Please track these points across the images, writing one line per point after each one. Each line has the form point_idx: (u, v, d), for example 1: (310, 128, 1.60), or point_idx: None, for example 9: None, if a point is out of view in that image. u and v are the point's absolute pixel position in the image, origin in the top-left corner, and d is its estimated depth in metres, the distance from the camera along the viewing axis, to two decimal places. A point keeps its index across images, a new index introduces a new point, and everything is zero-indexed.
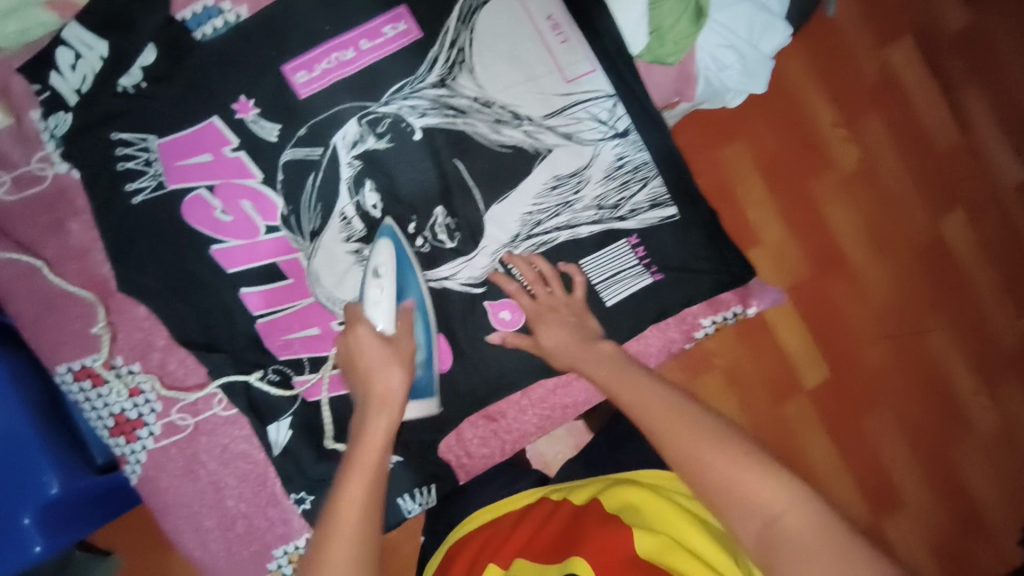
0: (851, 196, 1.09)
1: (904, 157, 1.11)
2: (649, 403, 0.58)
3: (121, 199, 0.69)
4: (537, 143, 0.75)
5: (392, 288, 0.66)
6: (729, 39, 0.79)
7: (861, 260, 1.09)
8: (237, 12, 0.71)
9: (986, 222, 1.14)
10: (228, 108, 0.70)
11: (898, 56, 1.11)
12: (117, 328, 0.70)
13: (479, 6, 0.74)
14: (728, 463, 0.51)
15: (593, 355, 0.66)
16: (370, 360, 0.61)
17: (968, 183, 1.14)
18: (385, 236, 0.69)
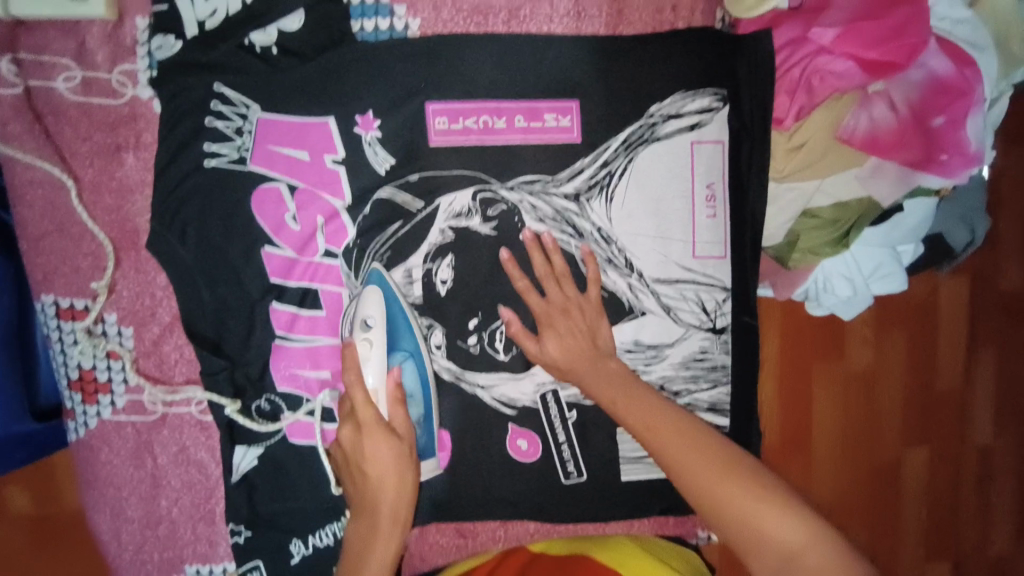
0: (842, 396, 0.99)
1: (909, 382, 1.02)
2: (659, 421, 0.58)
3: (194, 155, 0.61)
4: (635, 301, 0.67)
5: (381, 341, 0.61)
6: (850, 272, 0.77)
7: (822, 460, 0.99)
8: (408, 23, 0.62)
9: (944, 477, 1.05)
10: (350, 119, 0.62)
11: (949, 285, 1.01)
12: (124, 282, 0.63)
13: (651, 139, 0.65)
14: (732, 480, 0.52)
15: (601, 374, 0.63)
16: (383, 481, 0.60)
17: (946, 435, 1.05)
18: (372, 281, 0.62)
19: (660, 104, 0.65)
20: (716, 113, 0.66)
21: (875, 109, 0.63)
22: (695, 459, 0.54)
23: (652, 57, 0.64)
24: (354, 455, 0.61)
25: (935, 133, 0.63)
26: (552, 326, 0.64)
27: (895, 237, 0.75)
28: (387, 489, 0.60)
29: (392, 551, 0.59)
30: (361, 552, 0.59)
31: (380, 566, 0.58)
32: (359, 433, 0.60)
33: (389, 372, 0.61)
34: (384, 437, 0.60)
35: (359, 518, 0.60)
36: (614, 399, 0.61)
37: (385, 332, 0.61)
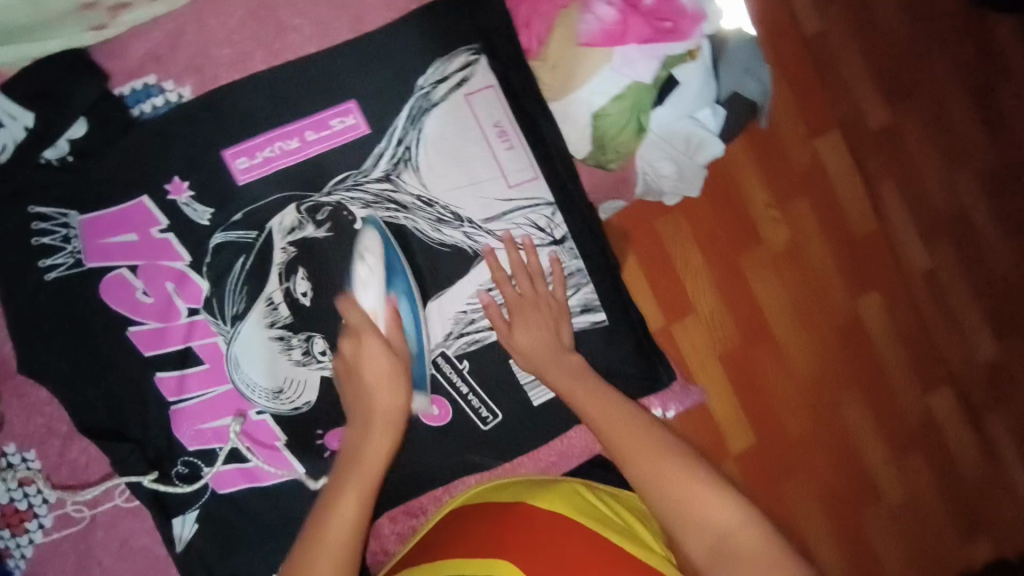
0: (776, 271, 1.25)
1: (830, 236, 1.28)
2: (612, 411, 0.67)
3: (34, 274, 0.66)
4: (476, 244, 0.74)
5: (380, 272, 0.70)
6: (668, 152, 0.85)
7: (784, 335, 1.26)
8: (180, 93, 0.68)
9: (899, 307, 1.32)
10: (160, 189, 0.68)
11: (826, 145, 1.27)
12: (13, 410, 0.67)
13: (430, 106, 0.73)
14: (669, 460, 0.61)
15: (558, 365, 0.71)
16: (376, 378, 0.68)
17: (885, 274, 1.31)
18: (372, 225, 0.71)
19: (425, 76, 0.72)
20: (476, 65, 0.73)
21: (597, 10, 0.73)
22: (636, 444, 0.63)
23: (403, 42, 0.72)
24: (354, 363, 0.68)
25: (650, 9, 0.76)
26: (525, 320, 0.73)
27: (685, 106, 0.82)
28: (381, 386, 0.68)
29: (384, 449, 0.66)
30: (358, 451, 0.66)
31: (377, 447, 0.66)
32: (360, 343, 0.68)
33: (387, 300, 0.70)
34: (382, 350, 0.68)
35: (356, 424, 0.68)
36: (573, 389, 0.69)
37: (383, 263, 0.71)
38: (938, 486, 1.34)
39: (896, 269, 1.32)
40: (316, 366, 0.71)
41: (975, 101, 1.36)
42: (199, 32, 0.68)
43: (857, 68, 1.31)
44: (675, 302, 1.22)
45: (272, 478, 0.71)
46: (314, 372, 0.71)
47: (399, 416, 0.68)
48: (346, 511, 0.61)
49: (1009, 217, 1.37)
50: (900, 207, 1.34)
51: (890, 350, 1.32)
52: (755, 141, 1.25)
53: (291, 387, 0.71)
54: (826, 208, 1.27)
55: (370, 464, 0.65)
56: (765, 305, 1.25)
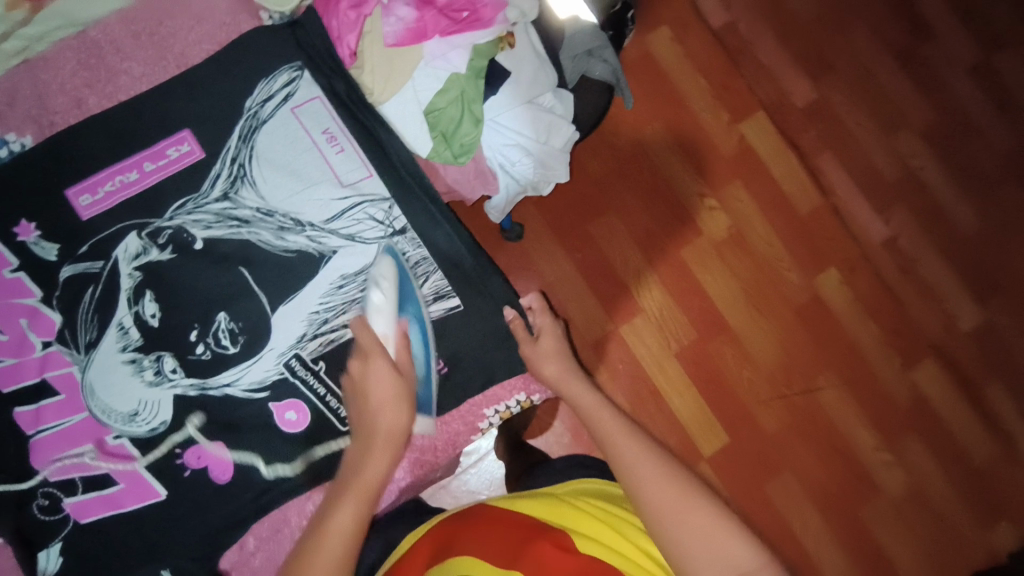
0: (723, 259, 1.23)
1: (770, 216, 1.25)
2: (626, 432, 0.68)
3: None
4: (322, 246, 0.76)
5: (393, 297, 0.72)
6: (515, 139, 0.84)
7: (743, 324, 1.21)
8: (23, 142, 0.74)
9: (858, 276, 1.26)
10: (10, 233, 0.73)
11: (750, 129, 1.27)
12: None
13: (260, 124, 0.77)
14: (659, 466, 0.64)
15: (578, 385, 0.76)
16: (381, 399, 0.67)
17: (834, 243, 1.26)
18: (387, 254, 0.75)
19: (251, 97, 0.77)
20: (298, 80, 0.78)
21: (397, 10, 0.77)
22: (638, 456, 0.65)
23: (226, 70, 0.77)
24: (360, 383, 0.68)
25: (449, 4, 0.78)
26: (550, 334, 0.80)
27: (522, 93, 0.83)
28: (387, 408, 0.67)
29: (383, 465, 0.65)
30: (358, 468, 0.65)
31: (373, 475, 0.65)
32: (367, 361, 0.68)
33: (398, 325, 0.72)
34: (390, 371, 0.68)
35: (352, 464, 0.66)
36: (595, 409, 0.72)
37: (396, 293, 0.73)
38: (940, 468, 1.22)
39: (845, 238, 1.26)
40: (167, 385, 0.72)
41: (897, 59, 1.33)
42: (35, 87, 0.75)
43: (763, 43, 1.30)
44: (625, 299, 1.19)
45: (136, 503, 0.71)
46: (166, 391, 0.72)
47: (398, 439, 0.67)
48: (341, 519, 0.61)
49: (955, 171, 1.31)
50: (840, 175, 1.29)
51: (859, 325, 1.24)
52: (670, 126, 1.24)
53: (145, 409, 0.72)
54: (754, 186, 1.25)
55: (367, 480, 0.64)
56: (709, 291, 1.21)
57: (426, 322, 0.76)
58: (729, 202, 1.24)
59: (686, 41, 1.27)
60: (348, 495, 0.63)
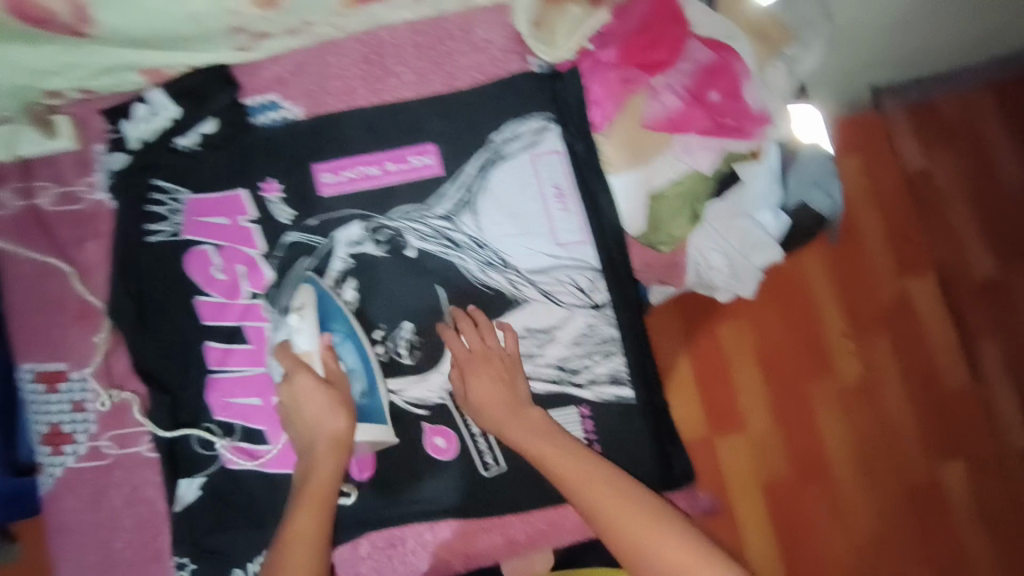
0: (847, 412, 1.07)
1: (910, 385, 1.08)
2: (556, 456, 0.65)
3: (140, 236, 0.78)
4: (518, 293, 0.77)
5: (314, 317, 0.70)
6: (722, 247, 0.82)
7: (847, 483, 1.06)
8: (293, 112, 0.79)
9: (995, 484, 1.05)
10: (256, 186, 0.79)
11: (919, 286, 1.09)
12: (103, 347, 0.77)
13: (499, 159, 0.79)
14: (662, 537, 0.59)
15: (519, 419, 0.69)
16: (313, 412, 0.67)
17: (975, 436, 1.06)
18: (308, 284, 0.73)
19: (499, 132, 0.79)
20: (547, 131, 0.80)
21: (663, 97, 0.75)
22: (651, 536, 0.59)
23: (486, 101, 0.80)
24: (290, 405, 0.68)
25: (716, 107, 0.74)
26: (479, 372, 0.72)
27: (747, 204, 0.80)
28: (325, 416, 0.67)
29: (331, 471, 0.66)
30: (307, 475, 0.66)
31: (326, 479, 0.66)
32: (296, 385, 0.67)
33: (322, 338, 0.69)
34: (317, 381, 0.67)
35: (303, 460, 0.68)
36: (529, 445, 0.67)
37: (317, 312, 0.71)
38: None
39: (990, 438, 1.06)
40: None
41: None
42: (319, 66, 0.79)
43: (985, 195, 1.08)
44: (727, 414, 1.07)
45: (277, 468, 0.75)
46: None
47: (344, 443, 0.67)
48: (303, 522, 0.63)
49: None
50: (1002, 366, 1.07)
51: (976, 536, 1.04)
52: (831, 255, 1.10)
53: None
54: (903, 346, 1.08)
55: (320, 484, 0.65)
56: (824, 440, 1.06)
57: (361, 333, 0.74)
58: (872, 352, 1.08)
59: (875, 169, 1.11)
60: (298, 500, 0.65)
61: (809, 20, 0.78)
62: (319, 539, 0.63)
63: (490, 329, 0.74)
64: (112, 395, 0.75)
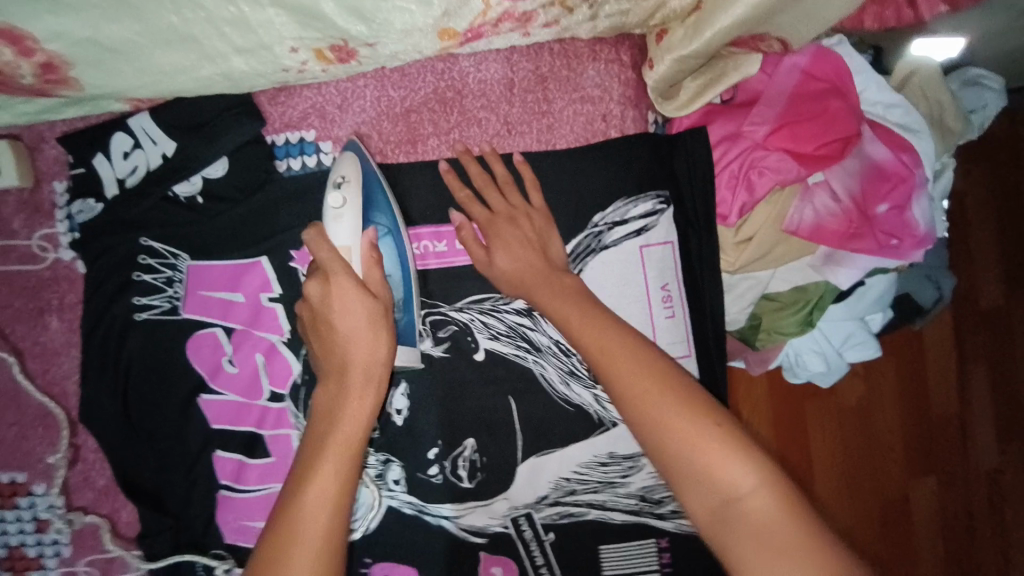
0: (844, 433, 0.87)
1: (908, 408, 0.89)
2: (587, 317, 0.50)
3: (122, 310, 0.58)
4: (603, 412, 0.63)
5: (357, 193, 0.53)
6: (821, 345, 0.75)
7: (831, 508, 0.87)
8: (336, 159, 0.60)
9: (966, 518, 0.91)
10: (285, 255, 0.59)
11: None
12: (80, 452, 0.60)
13: (599, 248, 0.63)
14: (683, 421, 0.43)
15: (558, 294, 0.53)
16: (347, 330, 0.47)
17: (940, 455, 0.90)
18: (350, 148, 0.55)
19: (603, 213, 0.63)
20: (660, 216, 0.63)
21: (817, 199, 0.62)
22: (675, 417, 0.44)
23: (592, 167, 0.62)
24: (321, 310, 0.48)
25: (880, 220, 0.62)
26: (507, 240, 0.56)
27: (858, 310, 0.73)
28: (358, 343, 0.47)
29: (382, 359, 0.47)
30: (336, 416, 0.46)
31: (371, 355, 0.47)
32: (329, 284, 0.48)
33: (363, 231, 0.52)
34: (356, 287, 0.47)
35: (326, 348, 0.48)
36: (566, 316, 0.51)
37: (361, 195, 0.53)
38: None
39: (967, 473, 0.91)
40: (384, 492, 0.62)
41: None
42: (377, 100, 0.60)
43: None
44: None
45: None
46: (381, 497, 0.62)
47: (378, 368, 0.47)
48: (355, 411, 0.45)
49: None
50: (983, 390, 0.91)
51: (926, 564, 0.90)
52: None
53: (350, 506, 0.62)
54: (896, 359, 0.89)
55: (349, 435, 0.45)
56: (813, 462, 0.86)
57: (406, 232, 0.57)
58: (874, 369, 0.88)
59: None
60: (337, 378, 0.47)
61: (979, 101, 0.67)
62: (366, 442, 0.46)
63: (533, 183, 0.59)
64: (71, 521, 0.59)
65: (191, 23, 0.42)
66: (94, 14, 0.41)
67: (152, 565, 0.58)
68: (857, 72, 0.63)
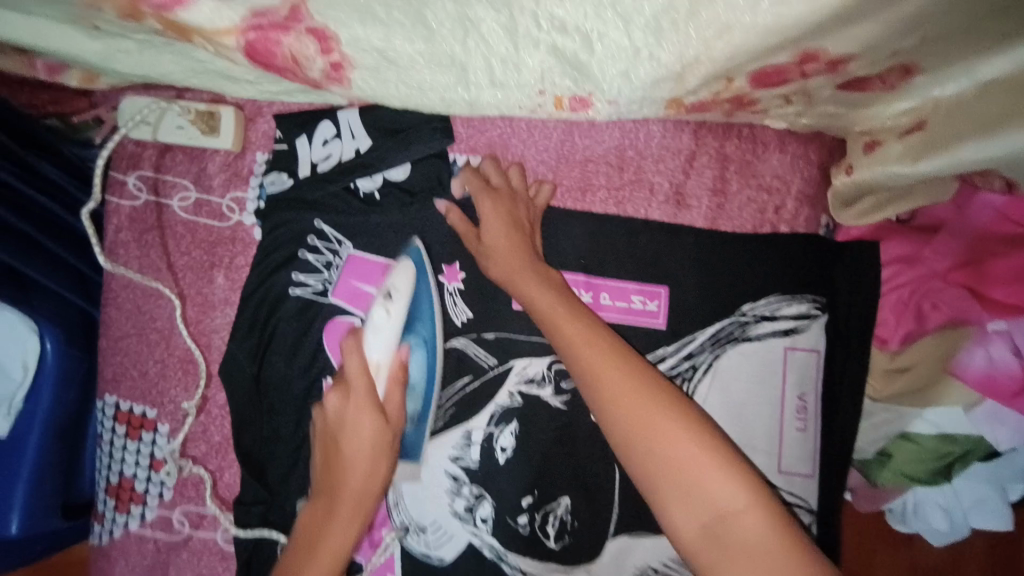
0: None
1: None
2: (592, 337, 0.52)
3: (282, 282, 0.62)
4: None
5: (399, 316, 0.59)
6: (947, 502, 0.69)
7: None
8: None
9: None
10: (434, 267, 0.62)
11: None
12: (207, 403, 0.64)
13: (741, 338, 0.61)
14: (668, 432, 0.47)
15: (575, 315, 0.53)
16: (353, 451, 0.55)
17: None
18: (410, 256, 0.60)
19: (754, 305, 0.61)
20: (812, 321, 0.61)
21: (993, 347, 0.57)
22: (672, 441, 0.46)
23: (754, 256, 0.61)
24: (332, 430, 0.56)
25: None
26: (496, 215, 0.57)
27: (999, 476, 0.67)
28: (359, 464, 0.55)
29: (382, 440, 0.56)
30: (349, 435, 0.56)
31: (373, 443, 0.56)
32: (346, 399, 0.56)
33: (397, 349, 0.59)
34: (372, 409, 0.56)
35: (334, 469, 0.56)
36: (552, 313, 0.53)
37: (405, 310, 0.59)
38: None
39: None
40: (469, 528, 0.61)
41: None
42: (561, 143, 0.62)
43: None
44: None
45: None
46: (465, 532, 0.61)
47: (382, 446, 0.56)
48: (337, 540, 0.54)
49: None
50: None
51: None
52: None
53: (435, 533, 0.62)
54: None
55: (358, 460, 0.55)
56: None
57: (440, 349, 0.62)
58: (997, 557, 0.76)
59: None
60: (328, 499, 0.55)
61: None
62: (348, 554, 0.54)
63: (539, 201, 0.60)
64: (181, 467, 0.63)
65: (471, 54, 0.44)
66: (394, 30, 0.44)
67: (240, 532, 0.60)
68: None
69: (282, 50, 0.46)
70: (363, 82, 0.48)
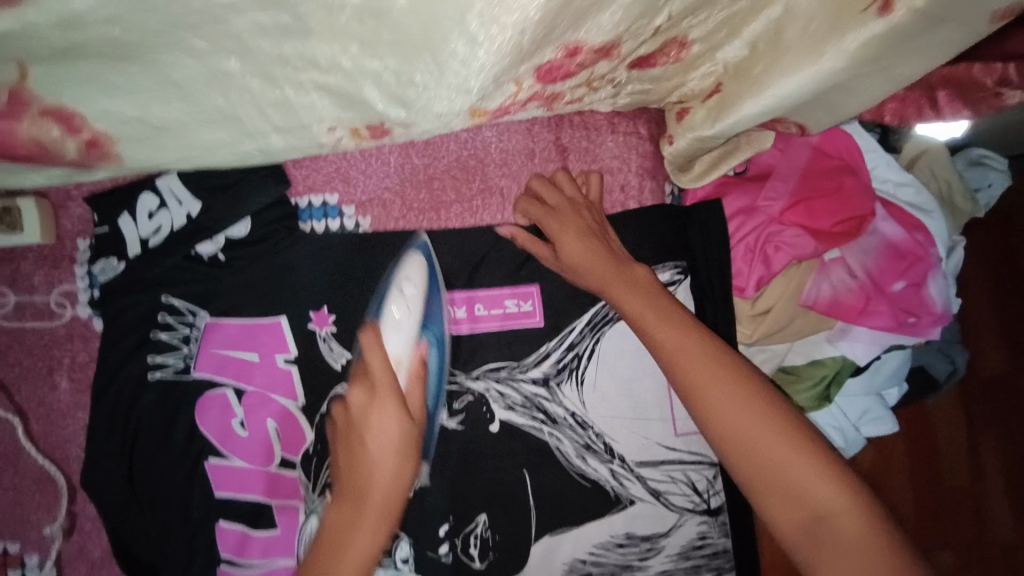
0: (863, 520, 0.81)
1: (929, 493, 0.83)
2: (687, 335, 0.49)
3: (137, 370, 0.57)
4: (620, 488, 0.62)
5: (417, 311, 0.57)
6: (839, 421, 0.73)
7: None
8: (358, 223, 0.61)
9: None
10: (303, 316, 0.58)
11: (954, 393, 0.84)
12: (75, 520, 0.58)
13: (616, 317, 0.62)
14: (774, 438, 0.45)
15: (632, 293, 0.53)
16: (381, 451, 0.51)
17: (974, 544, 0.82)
18: (417, 252, 0.59)
19: None
20: (678, 286, 0.63)
21: (834, 276, 0.63)
22: (778, 444, 0.45)
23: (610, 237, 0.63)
24: (357, 418, 0.53)
25: (898, 297, 0.62)
26: (569, 231, 0.56)
27: (875, 385, 0.72)
28: (384, 468, 0.50)
29: (406, 471, 0.51)
30: (367, 465, 0.50)
31: (392, 486, 0.50)
32: (371, 396, 0.54)
33: (415, 343, 0.57)
34: (395, 406, 0.53)
35: (356, 469, 0.50)
36: (642, 318, 0.51)
37: (422, 304, 0.58)
38: None
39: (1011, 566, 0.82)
40: (392, 572, 0.60)
41: None
42: (401, 167, 0.61)
43: None
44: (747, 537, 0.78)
45: None
46: None
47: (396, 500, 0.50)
48: (363, 545, 0.48)
49: None
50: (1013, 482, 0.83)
51: None
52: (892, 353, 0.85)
53: None
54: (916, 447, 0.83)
55: (380, 493, 0.49)
56: None
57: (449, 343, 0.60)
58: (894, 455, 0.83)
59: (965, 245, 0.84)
60: (355, 505, 0.49)
61: (983, 180, 0.69)
62: (374, 566, 0.49)
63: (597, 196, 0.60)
64: None
65: (237, 103, 0.43)
66: (145, 97, 0.42)
67: None
68: (868, 152, 0.65)
69: (21, 139, 0.41)
70: (128, 153, 0.45)
